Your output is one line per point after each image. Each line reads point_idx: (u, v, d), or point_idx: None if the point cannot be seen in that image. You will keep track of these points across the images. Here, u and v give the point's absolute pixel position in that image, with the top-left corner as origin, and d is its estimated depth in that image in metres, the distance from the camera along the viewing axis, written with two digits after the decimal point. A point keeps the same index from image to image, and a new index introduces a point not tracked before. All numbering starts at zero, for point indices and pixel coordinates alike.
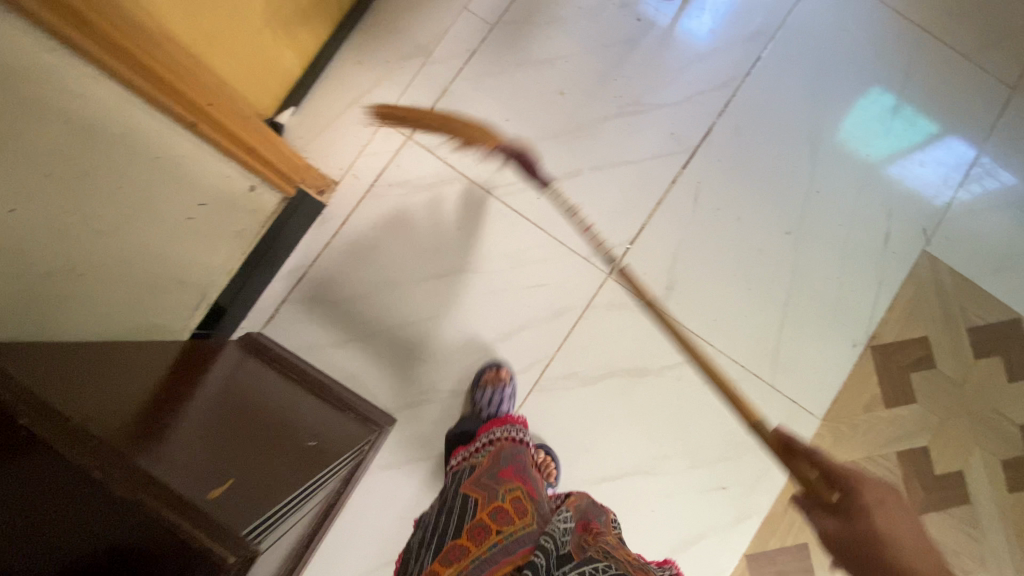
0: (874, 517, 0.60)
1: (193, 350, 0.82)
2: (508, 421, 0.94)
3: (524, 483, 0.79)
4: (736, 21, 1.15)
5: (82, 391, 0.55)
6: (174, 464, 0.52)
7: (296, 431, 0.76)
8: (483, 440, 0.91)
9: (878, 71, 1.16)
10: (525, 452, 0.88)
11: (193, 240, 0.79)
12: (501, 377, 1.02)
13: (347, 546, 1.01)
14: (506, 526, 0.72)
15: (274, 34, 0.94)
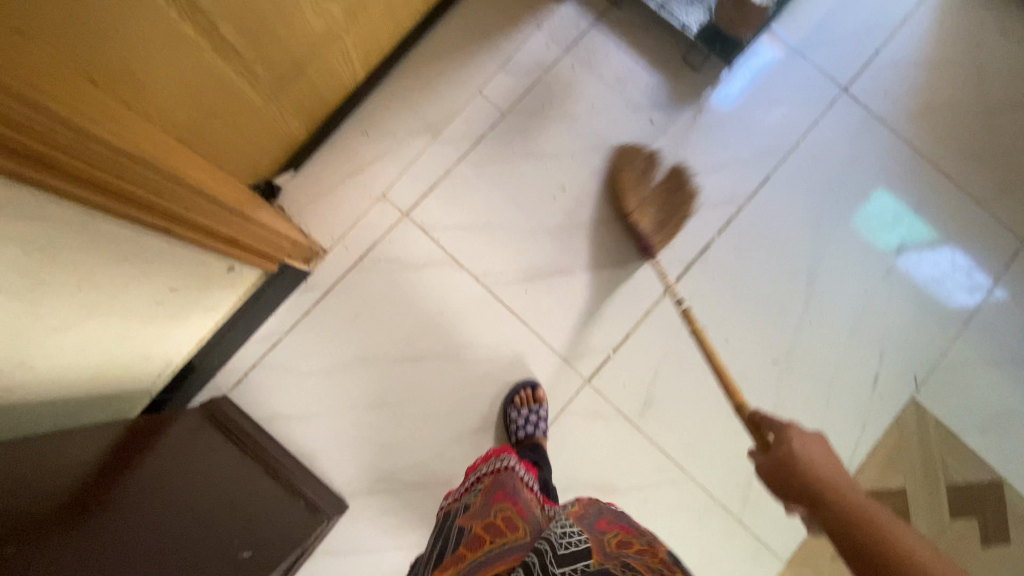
0: (794, 441, 0.65)
1: (136, 433, 0.79)
2: (492, 454, 0.89)
3: (513, 504, 0.75)
4: (767, 96, 1.15)
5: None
6: None
7: (227, 533, 0.73)
8: (473, 475, 0.87)
9: (896, 180, 1.14)
10: (513, 478, 0.82)
11: (160, 320, 0.77)
12: (538, 397, 1.01)
13: None
14: (499, 537, 0.67)
15: (278, 106, 0.93)
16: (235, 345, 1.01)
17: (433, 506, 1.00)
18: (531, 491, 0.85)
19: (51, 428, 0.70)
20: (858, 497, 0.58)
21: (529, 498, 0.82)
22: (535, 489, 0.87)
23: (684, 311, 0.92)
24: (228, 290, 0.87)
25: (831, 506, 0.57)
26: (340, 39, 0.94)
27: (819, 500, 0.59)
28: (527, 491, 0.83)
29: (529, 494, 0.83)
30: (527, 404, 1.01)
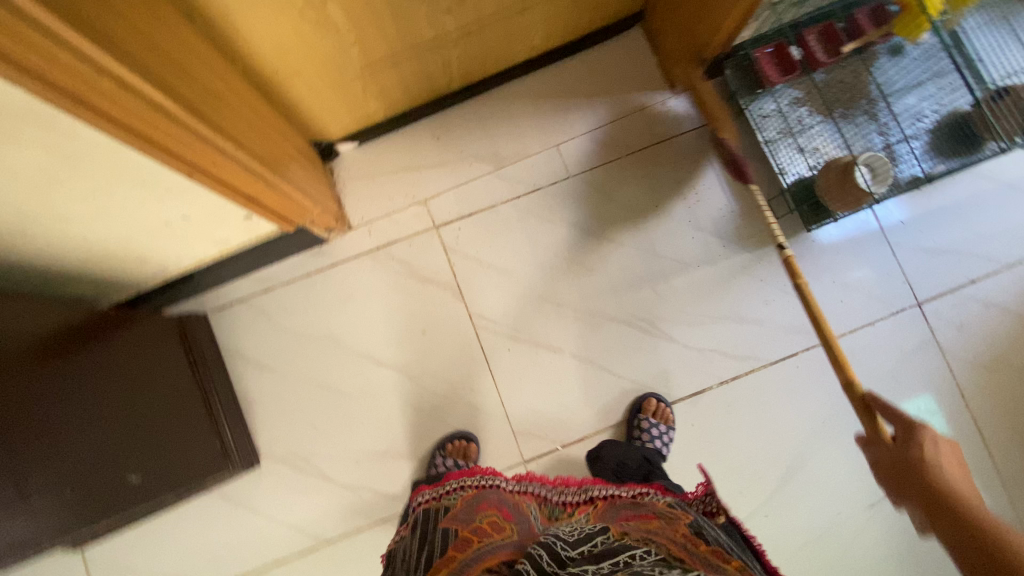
0: (924, 447, 0.62)
1: (105, 321, 0.85)
2: (477, 471, 0.86)
3: (497, 512, 0.75)
4: (863, 261, 1.08)
5: None
6: None
7: (124, 458, 0.76)
8: (452, 484, 0.85)
9: (933, 413, 1.05)
10: (498, 489, 0.83)
11: (167, 237, 0.81)
12: (467, 451, 1.00)
13: (138, 547, 0.99)
14: (487, 538, 0.66)
15: (365, 87, 0.95)
16: (234, 275, 1.05)
17: (327, 503, 1.01)
18: (519, 493, 0.87)
19: (14, 287, 0.74)
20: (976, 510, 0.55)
21: (517, 498, 0.84)
22: (537, 488, 0.91)
23: (789, 259, 0.85)
24: (243, 233, 0.90)
25: (959, 510, 0.56)
26: (447, 49, 0.95)
27: (945, 507, 0.57)
28: (518, 493, 0.86)
29: (521, 494, 0.87)
30: (456, 455, 1.00)
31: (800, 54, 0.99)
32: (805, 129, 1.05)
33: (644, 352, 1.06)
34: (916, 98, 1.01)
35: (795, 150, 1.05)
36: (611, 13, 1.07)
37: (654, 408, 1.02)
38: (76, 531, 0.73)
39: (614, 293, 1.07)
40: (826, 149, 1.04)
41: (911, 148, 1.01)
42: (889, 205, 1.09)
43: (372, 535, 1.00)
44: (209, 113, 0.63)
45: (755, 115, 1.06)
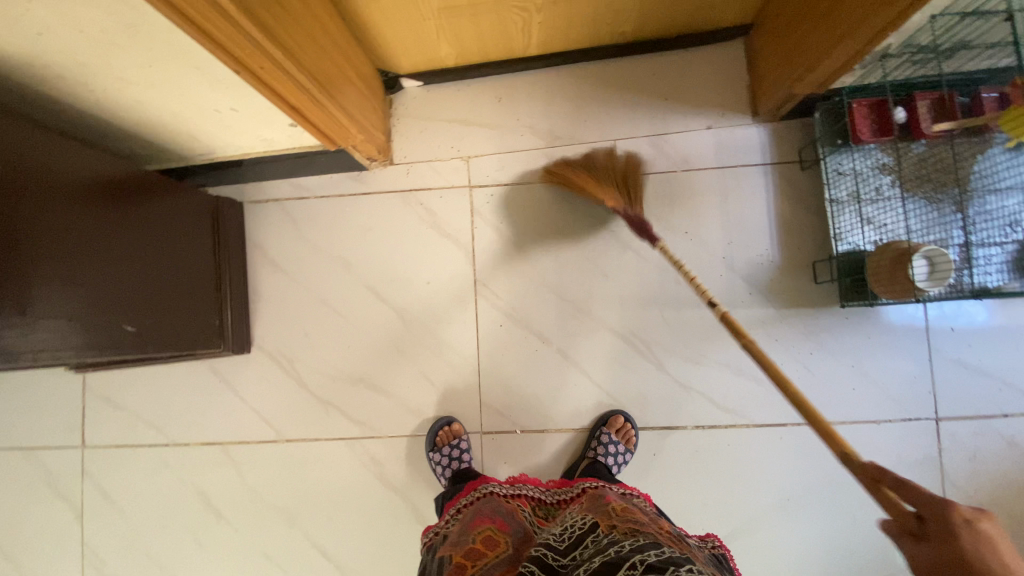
0: (971, 542, 0.48)
1: (160, 183, 0.91)
2: (470, 488, 0.92)
3: (490, 522, 0.76)
4: (909, 356, 1.00)
5: (26, 155, 0.68)
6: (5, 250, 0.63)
7: (126, 307, 0.82)
8: (455, 509, 0.88)
9: None
10: (494, 497, 0.86)
11: (216, 123, 0.86)
12: (455, 431, 1.04)
13: (130, 386, 1.10)
14: (480, 559, 0.66)
15: (440, 31, 0.94)
16: (275, 175, 1.10)
17: (294, 406, 1.08)
18: (514, 497, 0.88)
19: (75, 127, 0.81)
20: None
21: (513, 505, 0.84)
22: (530, 490, 0.93)
23: (723, 316, 0.84)
24: (287, 139, 0.94)
25: None
26: (529, 14, 0.91)
27: None
28: (513, 500, 0.87)
29: (515, 500, 0.87)
30: (448, 441, 1.03)
31: (906, 119, 0.90)
32: (877, 199, 0.96)
33: (630, 371, 1.05)
34: (1013, 201, 0.92)
35: (859, 219, 0.97)
36: (715, 18, 1.00)
37: (619, 426, 1.01)
38: (92, 355, 0.76)
39: (621, 305, 1.05)
40: (893, 228, 0.96)
41: (991, 256, 0.93)
42: (962, 307, 0.99)
43: (324, 449, 1.07)
44: (266, 20, 0.66)
45: (830, 170, 0.98)
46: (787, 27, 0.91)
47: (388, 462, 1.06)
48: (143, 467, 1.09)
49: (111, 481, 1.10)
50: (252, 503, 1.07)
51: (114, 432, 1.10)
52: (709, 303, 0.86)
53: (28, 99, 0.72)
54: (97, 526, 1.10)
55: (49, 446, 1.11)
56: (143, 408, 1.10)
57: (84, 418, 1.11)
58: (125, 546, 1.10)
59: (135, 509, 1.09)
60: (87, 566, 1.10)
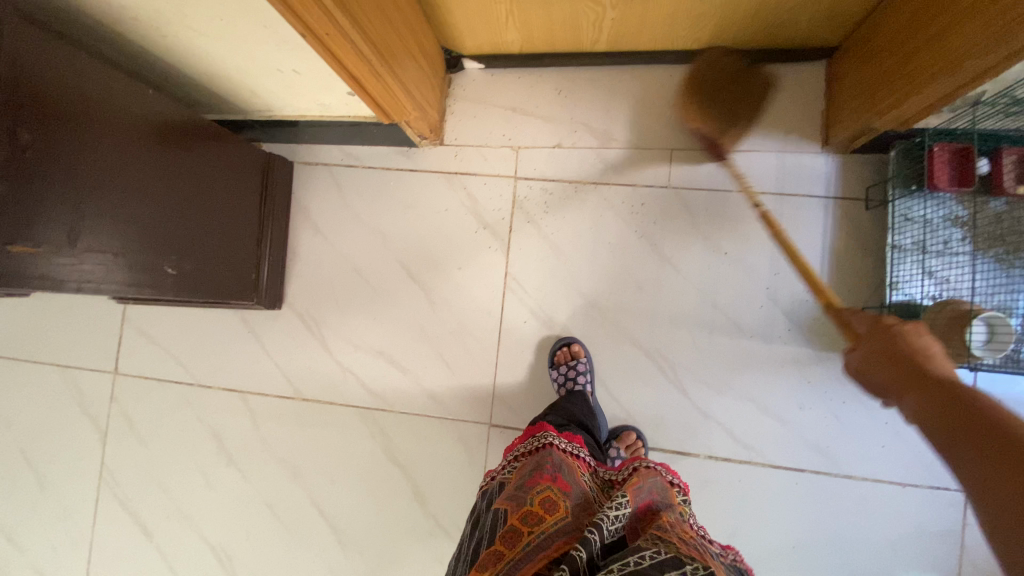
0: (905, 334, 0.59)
1: (219, 133, 0.93)
2: (532, 433, 0.89)
3: (551, 481, 0.73)
4: None
5: (99, 91, 0.70)
6: (68, 182, 0.66)
7: (167, 251, 0.84)
8: (512, 456, 0.88)
9: None
10: (555, 453, 0.81)
11: (277, 82, 0.87)
12: (574, 353, 1.02)
13: (165, 323, 1.15)
14: (538, 528, 0.64)
15: (510, 17, 0.93)
16: (327, 140, 1.11)
17: (314, 368, 1.10)
18: (579, 459, 0.83)
19: (146, 68, 0.84)
20: (996, 409, 0.46)
21: (572, 466, 0.80)
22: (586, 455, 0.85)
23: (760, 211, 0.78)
24: (344, 106, 0.95)
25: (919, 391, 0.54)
26: (603, 9, 0.89)
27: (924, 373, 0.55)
28: (573, 460, 0.81)
29: (576, 463, 0.82)
30: (566, 361, 1.01)
31: (988, 171, 0.85)
32: (943, 252, 0.90)
33: (650, 389, 1.02)
34: None
35: (920, 269, 0.91)
36: (797, 36, 0.95)
37: (630, 442, 0.99)
38: (130, 291, 0.79)
39: (651, 320, 1.03)
40: (955, 284, 0.90)
41: None
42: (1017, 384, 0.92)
43: (336, 415, 1.09)
44: None
45: (897, 214, 0.93)
46: (874, 58, 0.85)
47: (396, 437, 1.07)
48: (166, 402, 1.14)
49: (137, 409, 1.15)
50: (262, 454, 1.11)
51: (147, 364, 1.15)
52: (753, 204, 0.81)
53: (107, 38, 0.75)
54: (118, 450, 1.16)
55: (85, 367, 1.18)
56: (174, 346, 1.15)
57: (119, 346, 1.16)
58: (141, 473, 1.15)
59: (154, 440, 1.15)
60: (106, 485, 1.17)
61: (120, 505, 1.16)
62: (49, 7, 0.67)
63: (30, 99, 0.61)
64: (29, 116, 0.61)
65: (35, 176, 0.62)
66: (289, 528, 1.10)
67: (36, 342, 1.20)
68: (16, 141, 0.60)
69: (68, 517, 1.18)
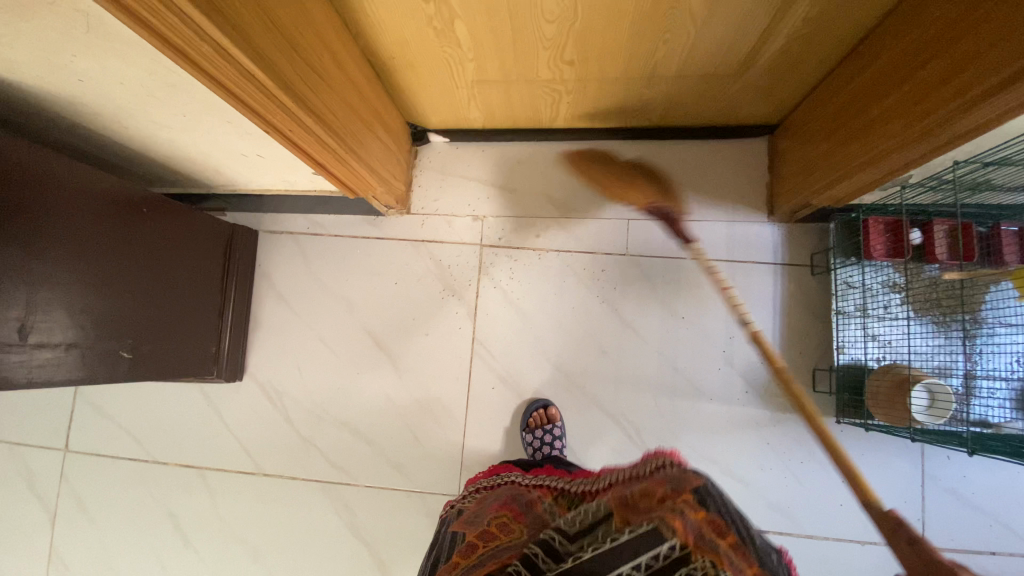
0: None
1: (185, 211, 0.94)
2: (492, 473, 0.92)
3: (508, 508, 0.76)
4: (902, 483, 0.98)
5: (61, 188, 0.70)
6: (18, 280, 0.65)
7: (124, 334, 0.82)
8: (473, 487, 0.90)
9: None
10: (509, 487, 0.85)
11: (241, 163, 0.88)
12: (550, 416, 1.02)
13: (120, 396, 1.11)
14: (490, 543, 0.69)
15: (472, 99, 0.97)
16: (293, 209, 1.12)
17: (277, 440, 1.08)
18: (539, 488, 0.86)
19: (107, 151, 0.84)
20: None
21: (531, 493, 0.81)
22: (553, 480, 0.86)
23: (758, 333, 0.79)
24: (309, 182, 0.96)
25: None
26: (560, 93, 0.94)
27: None
28: (533, 488, 0.84)
29: (535, 488, 0.84)
30: (540, 424, 1.02)
31: (920, 242, 0.90)
32: (884, 317, 0.95)
33: (616, 454, 1.03)
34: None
35: (863, 333, 0.96)
36: (741, 116, 1.02)
37: None
38: (82, 382, 0.77)
39: (615, 384, 1.05)
40: (895, 346, 0.94)
41: (993, 389, 0.88)
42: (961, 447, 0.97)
43: (300, 489, 1.06)
44: (302, 88, 0.68)
45: (839, 282, 0.99)
46: (811, 140, 0.92)
47: (362, 511, 1.05)
48: (120, 480, 1.09)
49: (88, 488, 1.10)
50: (221, 533, 1.07)
51: (99, 440, 1.11)
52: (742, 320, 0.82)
53: (67, 128, 0.75)
54: (66, 533, 1.10)
55: (33, 444, 1.12)
56: (129, 421, 1.11)
57: (71, 422, 1.12)
58: (89, 557, 1.09)
59: (106, 521, 1.09)
60: (51, 571, 1.10)
61: None
62: (7, 102, 0.67)
63: None
64: None
65: None
66: None
67: None
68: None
69: None
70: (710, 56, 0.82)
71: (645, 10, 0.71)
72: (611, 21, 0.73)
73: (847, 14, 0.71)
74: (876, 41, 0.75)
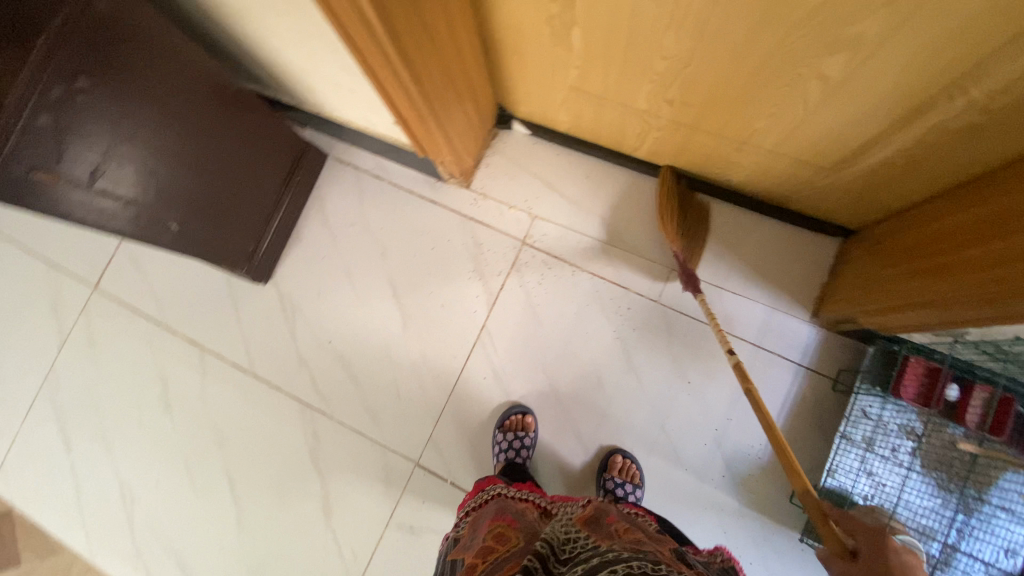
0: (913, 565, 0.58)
1: (267, 115, 0.98)
2: (480, 489, 0.91)
3: (502, 520, 0.74)
4: None
5: (162, 59, 0.74)
6: (101, 131, 0.69)
7: (177, 208, 0.87)
8: (463, 513, 0.88)
9: None
10: (500, 500, 0.83)
11: (334, 92, 0.91)
12: (525, 424, 1.03)
13: (157, 257, 1.19)
14: (489, 557, 0.63)
15: (566, 105, 0.97)
16: (365, 146, 1.16)
17: (276, 348, 1.14)
18: (527, 501, 0.85)
19: (219, 39, 0.88)
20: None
21: (519, 505, 0.82)
22: (535, 497, 0.87)
23: (738, 365, 0.85)
24: (388, 129, 0.99)
25: None
26: (650, 126, 0.93)
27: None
28: (521, 501, 0.84)
29: (523, 502, 0.84)
30: (514, 429, 1.03)
31: (956, 400, 0.84)
32: (888, 457, 0.92)
33: (576, 483, 1.05)
34: None
35: (859, 465, 0.94)
36: (820, 210, 0.98)
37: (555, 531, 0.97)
38: (129, 237, 0.82)
39: (600, 418, 1.05)
40: (889, 491, 0.91)
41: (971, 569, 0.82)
42: None
43: (280, 400, 1.12)
44: (411, 45, 0.70)
45: (856, 407, 0.97)
46: (882, 260, 0.88)
47: (327, 443, 1.10)
48: (131, 332, 1.17)
49: (102, 327, 1.18)
50: (199, 412, 1.13)
51: (127, 290, 1.19)
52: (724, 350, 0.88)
53: (194, 9, 0.79)
54: (71, 359, 1.19)
55: (70, 272, 1.21)
56: (157, 282, 1.18)
57: (108, 265, 1.20)
58: (82, 387, 1.18)
59: (107, 363, 1.17)
60: (46, 386, 1.19)
61: (52, 411, 1.18)
62: None
63: (99, 53, 0.65)
64: (91, 67, 0.64)
65: (79, 121, 0.66)
66: (198, 489, 1.12)
67: (32, 233, 1.23)
68: (71, 83, 0.63)
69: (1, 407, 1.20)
70: (811, 143, 0.80)
71: (760, 76, 0.69)
72: (723, 76, 0.72)
73: (962, 150, 0.68)
74: (983, 188, 0.71)
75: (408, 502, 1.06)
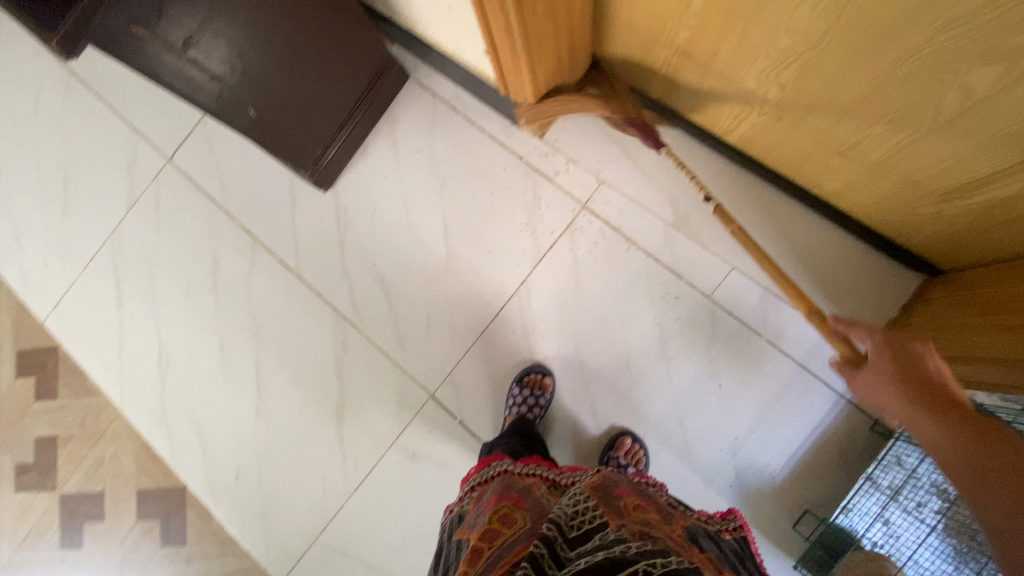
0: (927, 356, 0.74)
1: (359, 19, 0.95)
2: (487, 463, 0.90)
3: (507, 500, 0.73)
4: None
5: None
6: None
7: (258, 95, 0.88)
8: (468, 487, 0.88)
9: None
10: (508, 477, 0.82)
11: (432, 9, 0.88)
12: (543, 384, 1.03)
13: (230, 142, 1.21)
14: (495, 540, 0.63)
15: (667, 71, 0.91)
16: (449, 74, 1.13)
17: (323, 255, 1.16)
18: (535, 476, 0.84)
19: None
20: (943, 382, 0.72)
21: (525, 481, 0.81)
22: (543, 470, 0.86)
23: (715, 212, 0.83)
24: (478, 60, 0.95)
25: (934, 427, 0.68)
26: (751, 109, 0.86)
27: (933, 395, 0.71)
28: (528, 477, 0.83)
29: (530, 477, 0.83)
30: (531, 386, 1.03)
31: None
32: (912, 512, 0.85)
33: (580, 453, 1.05)
34: None
35: (876, 512, 0.88)
36: (915, 240, 0.90)
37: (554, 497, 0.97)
38: (208, 113, 0.84)
39: (620, 398, 1.04)
40: (902, 542, 0.86)
41: None
42: None
43: (318, 304, 1.15)
44: None
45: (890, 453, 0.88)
46: (969, 307, 0.80)
47: (352, 356, 1.13)
48: (194, 208, 1.22)
49: (169, 198, 1.23)
50: (242, 298, 1.18)
51: (198, 167, 1.23)
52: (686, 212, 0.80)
53: None
54: (136, 220, 1.25)
55: (149, 139, 1.25)
56: (226, 167, 1.21)
57: (186, 139, 1.24)
58: (141, 249, 1.25)
59: (167, 233, 1.23)
60: (110, 241, 1.26)
61: (111, 265, 1.26)
62: None
63: None
64: None
65: None
66: (227, 367, 1.18)
67: (119, 94, 1.27)
68: None
69: (68, 250, 1.28)
70: (933, 163, 0.71)
71: (895, 74, 0.62)
72: (853, 68, 0.65)
73: None
74: None
75: (416, 430, 1.09)
